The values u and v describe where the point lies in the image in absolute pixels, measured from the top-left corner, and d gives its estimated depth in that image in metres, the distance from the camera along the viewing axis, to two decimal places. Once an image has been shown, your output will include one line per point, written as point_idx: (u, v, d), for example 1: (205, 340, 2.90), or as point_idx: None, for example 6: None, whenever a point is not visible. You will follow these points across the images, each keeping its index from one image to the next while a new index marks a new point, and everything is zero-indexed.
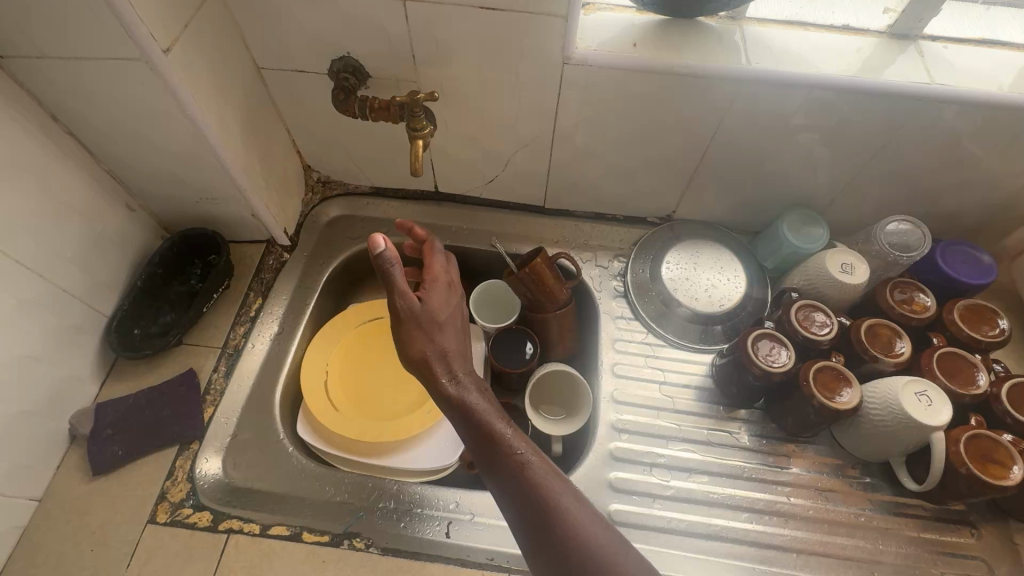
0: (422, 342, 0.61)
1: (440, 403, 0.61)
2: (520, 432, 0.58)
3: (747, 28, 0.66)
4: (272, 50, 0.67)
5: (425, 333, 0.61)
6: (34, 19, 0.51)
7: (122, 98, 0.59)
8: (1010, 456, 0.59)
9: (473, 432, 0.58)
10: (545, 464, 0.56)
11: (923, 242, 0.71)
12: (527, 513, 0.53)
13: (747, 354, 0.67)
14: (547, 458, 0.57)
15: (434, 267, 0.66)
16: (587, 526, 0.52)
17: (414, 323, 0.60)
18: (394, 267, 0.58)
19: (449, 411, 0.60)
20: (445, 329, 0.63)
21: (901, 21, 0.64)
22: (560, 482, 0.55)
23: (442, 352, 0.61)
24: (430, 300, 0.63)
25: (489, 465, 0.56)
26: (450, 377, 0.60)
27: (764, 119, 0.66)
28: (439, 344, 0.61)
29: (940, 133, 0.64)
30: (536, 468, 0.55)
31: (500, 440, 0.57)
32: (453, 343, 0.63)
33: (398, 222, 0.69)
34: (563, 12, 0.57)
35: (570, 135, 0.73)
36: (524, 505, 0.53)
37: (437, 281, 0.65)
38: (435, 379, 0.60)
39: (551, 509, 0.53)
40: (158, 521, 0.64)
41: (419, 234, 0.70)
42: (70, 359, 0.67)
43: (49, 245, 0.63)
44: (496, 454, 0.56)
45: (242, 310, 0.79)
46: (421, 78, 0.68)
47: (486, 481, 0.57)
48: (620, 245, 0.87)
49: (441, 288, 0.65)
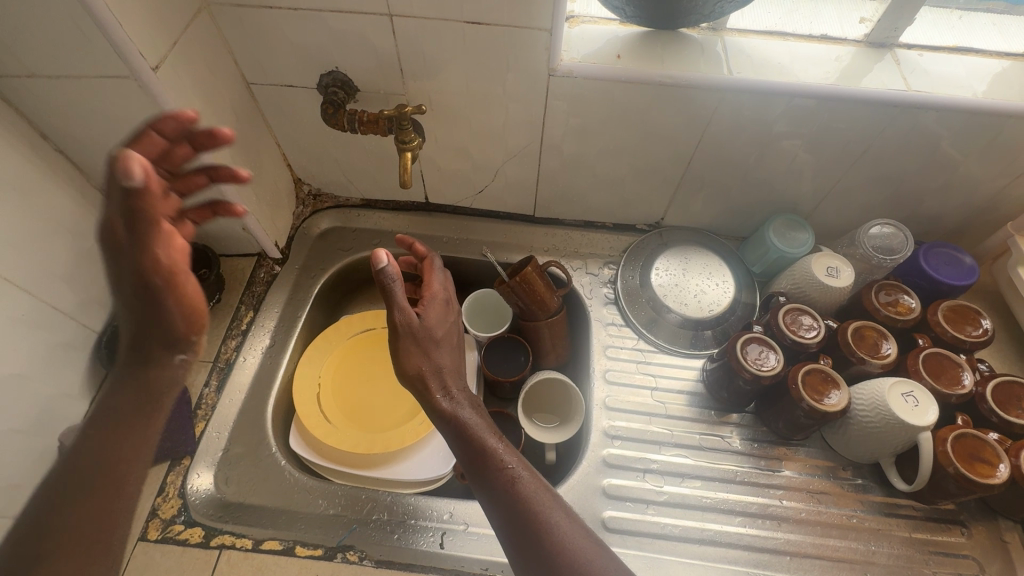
0: (418, 358, 0.61)
1: (433, 417, 0.61)
2: (514, 450, 0.58)
3: (728, 39, 0.67)
4: (261, 66, 0.68)
5: (421, 348, 0.61)
6: (22, 38, 0.51)
7: (112, 115, 0.59)
8: (997, 454, 0.60)
9: (466, 447, 0.58)
10: (538, 482, 0.56)
11: (905, 244, 0.72)
12: (516, 527, 0.53)
13: (736, 358, 0.67)
14: (540, 477, 0.57)
15: (433, 285, 0.67)
16: (575, 537, 0.52)
17: (411, 339, 0.60)
18: (394, 282, 0.58)
19: (442, 425, 0.60)
20: (440, 345, 0.63)
21: (877, 30, 0.65)
22: (554, 502, 0.55)
23: (437, 367, 0.61)
24: (427, 316, 0.63)
25: (481, 478, 0.57)
26: (444, 392, 0.61)
27: (748, 126, 0.67)
28: (434, 360, 0.61)
29: (919, 138, 0.65)
30: (529, 487, 0.55)
31: (491, 453, 0.57)
32: (448, 359, 0.63)
33: (399, 238, 0.71)
34: (547, 25, 0.59)
35: (558, 145, 0.74)
36: (514, 519, 0.54)
37: (435, 297, 0.66)
38: (429, 394, 0.60)
39: (540, 522, 0.53)
40: (149, 539, 0.63)
41: (420, 250, 0.72)
42: (59, 376, 0.67)
43: (38, 263, 0.62)
44: (488, 468, 0.57)
45: (233, 323, 0.79)
46: (409, 91, 0.69)
47: (478, 497, 0.57)
48: (610, 252, 0.87)
49: (437, 304, 0.65)
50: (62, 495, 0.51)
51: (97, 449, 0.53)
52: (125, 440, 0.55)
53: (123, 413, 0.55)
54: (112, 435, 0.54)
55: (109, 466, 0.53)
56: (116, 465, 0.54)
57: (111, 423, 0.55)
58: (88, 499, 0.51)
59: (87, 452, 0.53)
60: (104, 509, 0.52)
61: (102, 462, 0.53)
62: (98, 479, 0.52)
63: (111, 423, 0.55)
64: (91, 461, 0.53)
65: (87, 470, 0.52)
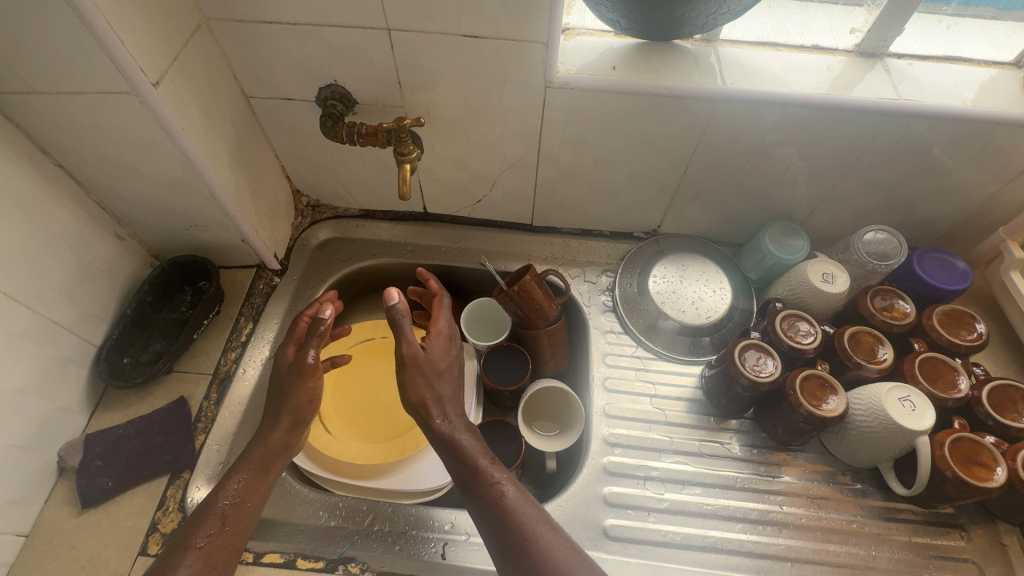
0: (421, 387, 0.61)
1: (431, 441, 0.62)
2: (511, 475, 0.59)
3: (722, 49, 0.68)
4: (260, 79, 0.68)
5: (425, 378, 0.62)
6: (23, 55, 0.51)
7: (112, 130, 0.59)
8: (994, 457, 0.61)
9: (463, 468, 0.59)
10: (535, 507, 0.57)
11: (900, 250, 0.75)
12: (510, 549, 0.54)
13: (735, 365, 0.68)
14: (537, 503, 0.58)
15: (440, 321, 0.68)
16: (568, 561, 0.53)
17: (416, 370, 0.61)
18: (405, 318, 0.60)
19: (438, 448, 0.61)
20: (443, 376, 0.64)
21: (867, 40, 0.67)
22: (549, 527, 0.56)
23: (438, 395, 0.62)
24: (432, 349, 0.64)
25: (476, 501, 0.57)
26: (443, 418, 0.61)
27: (742, 135, 0.68)
28: (436, 389, 0.62)
29: (911, 145, 0.66)
30: (525, 511, 0.56)
31: (486, 476, 0.58)
32: (449, 389, 0.64)
33: (421, 273, 0.76)
34: (543, 38, 0.59)
35: (555, 155, 0.75)
36: (508, 541, 0.54)
37: (440, 332, 0.66)
38: (429, 420, 0.61)
39: (533, 545, 0.54)
40: (149, 553, 0.63)
41: (433, 287, 0.74)
42: (59, 390, 0.67)
43: (38, 277, 0.63)
44: (484, 491, 0.57)
45: (233, 335, 0.79)
46: (407, 103, 0.69)
47: (474, 518, 0.57)
48: (608, 260, 0.88)
49: (442, 340, 0.66)
50: (196, 522, 0.55)
51: (240, 488, 0.58)
52: (258, 484, 0.59)
53: (256, 460, 0.60)
54: (256, 477, 0.59)
55: (237, 505, 0.57)
56: (244, 506, 0.57)
57: (254, 465, 0.60)
58: (219, 532, 0.55)
59: (225, 488, 0.58)
60: (225, 542, 0.54)
61: (237, 499, 0.57)
62: (228, 515, 0.56)
63: (255, 465, 0.60)
64: (228, 501, 0.57)
65: (220, 504, 0.56)
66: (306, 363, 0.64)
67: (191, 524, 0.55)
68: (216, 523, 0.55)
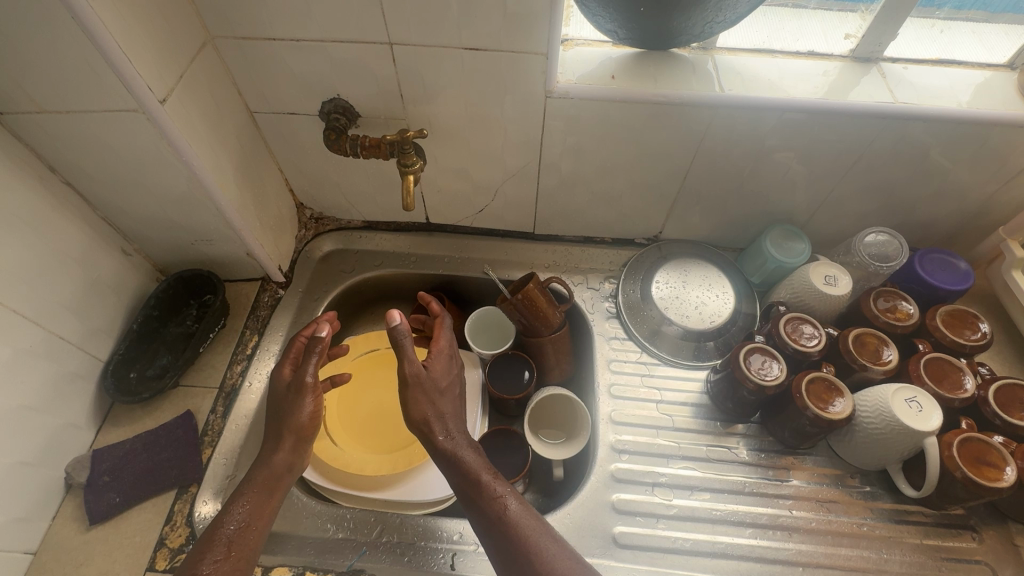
0: (424, 405, 0.61)
1: (434, 458, 0.62)
2: (515, 490, 0.59)
3: (718, 57, 0.70)
4: (264, 95, 0.69)
5: (427, 396, 0.62)
6: (34, 75, 0.52)
7: (119, 146, 0.60)
8: (1003, 458, 0.61)
9: (466, 483, 0.59)
10: (539, 521, 0.57)
11: (901, 251, 0.74)
12: (515, 564, 0.53)
13: (740, 370, 0.68)
14: (541, 517, 0.58)
15: (441, 339, 0.67)
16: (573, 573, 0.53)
17: (418, 388, 0.61)
18: (406, 339, 0.59)
19: (441, 465, 0.61)
20: (445, 394, 0.64)
21: (862, 46, 0.68)
22: (555, 541, 0.55)
23: (441, 412, 0.62)
24: (434, 368, 0.64)
25: (480, 517, 0.57)
26: (446, 435, 0.61)
27: (741, 140, 0.69)
28: (439, 406, 0.62)
29: (909, 148, 0.67)
30: (529, 525, 0.56)
31: (490, 490, 0.58)
32: (451, 406, 0.64)
33: (421, 295, 0.77)
34: (544, 50, 0.60)
35: (556, 163, 0.75)
36: (512, 556, 0.54)
37: (441, 350, 0.66)
38: (432, 437, 0.61)
39: (538, 558, 0.53)
40: (157, 568, 0.63)
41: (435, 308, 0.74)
42: (67, 406, 0.67)
43: (46, 293, 0.63)
44: (489, 506, 0.57)
45: (239, 347, 0.79)
46: (409, 115, 0.70)
47: (475, 530, 0.57)
48: (610, 267, 0.89)
49: (443, 357, 0.66)
50: (203, 549, 0.54)
51: (245, 512, 0.58)
52: (263, 506, 0.59)
53: (261, 483, 0.60)
54: (260, 499, 0.59)
55: (241, 530, 0.56)
56: (249, 529, 0.57)
57: (258, 486, 0.60)
58: (225, 558, 0.54)
59: (230, 513, 0.57)
60: (232, 568, 0.54)
61: (243, 524, 0.57)
62: (233, 540, 0.56)
63: (260, 486, 0.60)
64: (234, 526, 0.56)
65: (225, 529, 0.56)
66: (306, 382, 0.63)
67: (197, 552, 0.54)
68: (223, 549, 0.54)
